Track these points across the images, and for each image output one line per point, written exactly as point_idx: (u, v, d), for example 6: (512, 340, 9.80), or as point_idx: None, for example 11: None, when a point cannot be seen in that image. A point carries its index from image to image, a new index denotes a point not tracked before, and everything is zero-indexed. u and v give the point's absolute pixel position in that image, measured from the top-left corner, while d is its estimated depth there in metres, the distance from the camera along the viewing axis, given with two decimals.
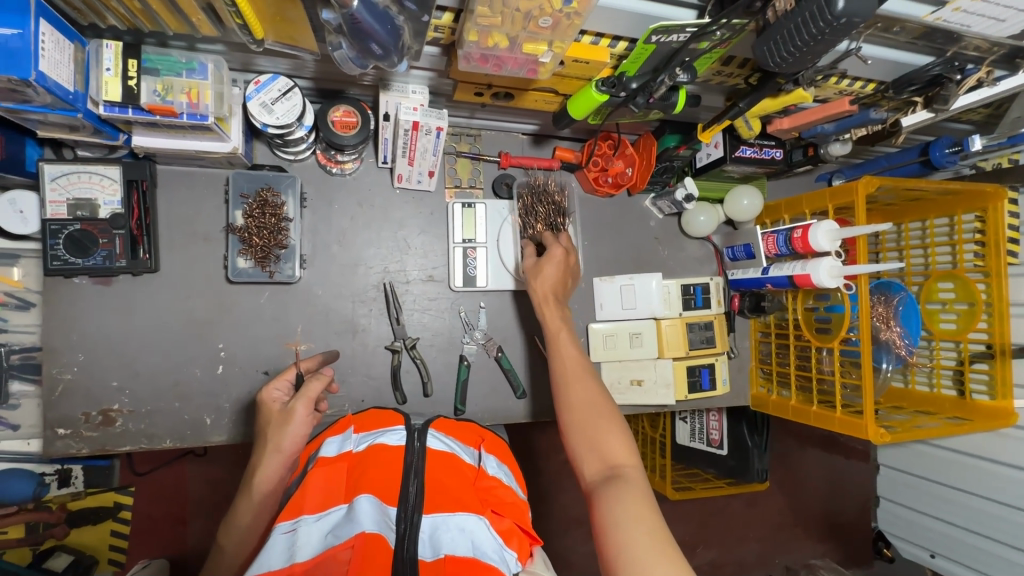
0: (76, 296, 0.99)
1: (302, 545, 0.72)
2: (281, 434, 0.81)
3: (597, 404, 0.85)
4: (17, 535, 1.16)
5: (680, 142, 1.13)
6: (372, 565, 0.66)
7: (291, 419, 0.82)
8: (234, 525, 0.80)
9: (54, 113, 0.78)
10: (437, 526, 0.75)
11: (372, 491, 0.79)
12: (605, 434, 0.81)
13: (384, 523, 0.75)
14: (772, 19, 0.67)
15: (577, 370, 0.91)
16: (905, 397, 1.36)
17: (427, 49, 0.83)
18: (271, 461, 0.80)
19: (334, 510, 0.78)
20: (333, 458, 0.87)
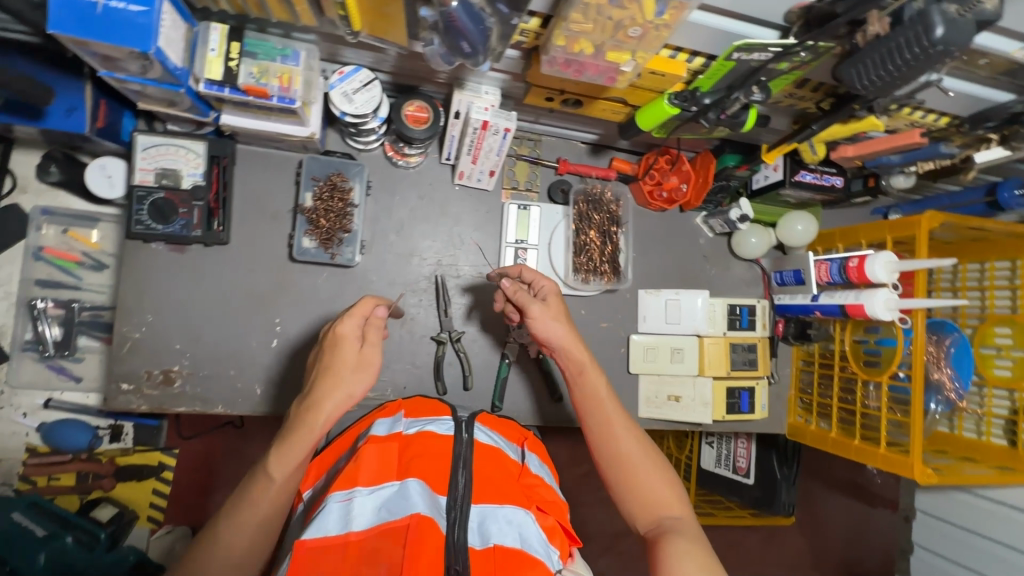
0: (152, 260, 1.05)
1: (357, 515, 0.73)
2: (352, 373, 0.75)
3: (645, 453, 0.86)
4: (67, 483, 1.20)
5: (740, 162, 1.14)
6: (429, 550, 0.67)
7: (366, 363, 0.77)
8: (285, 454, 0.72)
9: (161, 86, 0.85)
10: (485, 517, 0.76)
11: (421, 476, 0.80)
12: (658, 482, 0.84)
13: (435, 508, 0.75)
14: (861, 44, 0.68)
15: (619, 418, 0.88)
16: (950, 442, 1.30)
17: (509, 51, 0.87)
18: (338, 402, 0.74)
19: (388, 485, 0.78)
20: (384, 436, 0.88)
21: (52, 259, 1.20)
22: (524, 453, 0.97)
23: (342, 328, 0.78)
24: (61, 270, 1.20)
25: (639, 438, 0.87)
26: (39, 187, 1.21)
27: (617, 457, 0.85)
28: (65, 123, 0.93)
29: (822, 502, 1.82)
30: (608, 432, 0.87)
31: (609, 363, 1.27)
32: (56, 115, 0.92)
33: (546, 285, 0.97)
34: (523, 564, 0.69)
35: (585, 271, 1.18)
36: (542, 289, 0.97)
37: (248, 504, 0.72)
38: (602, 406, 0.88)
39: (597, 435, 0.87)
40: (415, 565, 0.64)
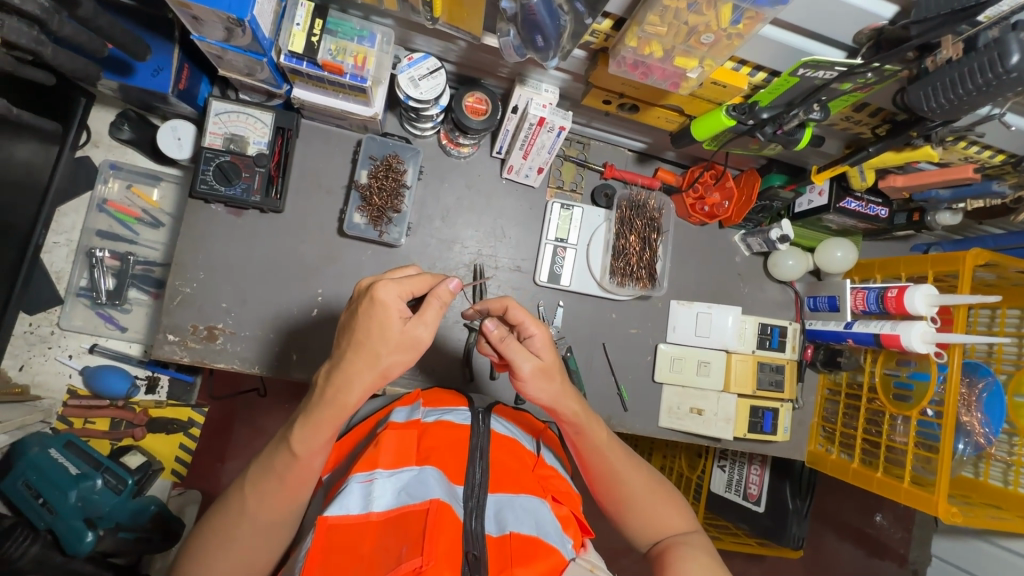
0: (210, 221, 1.10)
1: (377, 497, 0.71)
2: (388, 354, 0.69)
3: (649, 482, 0.89)
4: (101, 428, 1.25)
5: (787, 182, 1.14)
6: (447, 536, 0.66)
7: (414, 344, 0.70)
8: (309, 432, 0.70)
9: (245, 54, 0.90)
10: (502, 506, 0.76)
11: (439, 465, 0.79)
12: (664, 505, 0.87)
13: (454, 496, 0.74)
14: (930, 68, 0.71)
15: (618, 454, 0.89)
16: (973, 488, 1.27)
17: (576, 51, 0.90)
18: (372, 380, 0.70)
19: (406, 469, 0.76)
20: (403, 423, 0.84)
21: (114, 212, 1.27)
22: (539, 445, 0.96)
23: (384, 296, 0.68)
24: (121, 223, 1.27)
25: (640, 466, 0.90)
26: (111, 143, 1.29)
27: (623, 492, 0.87)
28: (151, 82, 0.99)
29: (832, 543, 1.78)
30: (611, 469, 0.88)
31: (634, 370, 1.27)
32: (145, 72, 0.98)
33: (537, 332, 0.83)
34: (540, 554, 0.68)
35: (621, 275, 1.19)
36: (533, 338, 0.83)
37: (274, 478, 0.72)
38: (601, 446, 0.88)
39: (601, 471, 0.88)
40: (435, 550, 0.63)
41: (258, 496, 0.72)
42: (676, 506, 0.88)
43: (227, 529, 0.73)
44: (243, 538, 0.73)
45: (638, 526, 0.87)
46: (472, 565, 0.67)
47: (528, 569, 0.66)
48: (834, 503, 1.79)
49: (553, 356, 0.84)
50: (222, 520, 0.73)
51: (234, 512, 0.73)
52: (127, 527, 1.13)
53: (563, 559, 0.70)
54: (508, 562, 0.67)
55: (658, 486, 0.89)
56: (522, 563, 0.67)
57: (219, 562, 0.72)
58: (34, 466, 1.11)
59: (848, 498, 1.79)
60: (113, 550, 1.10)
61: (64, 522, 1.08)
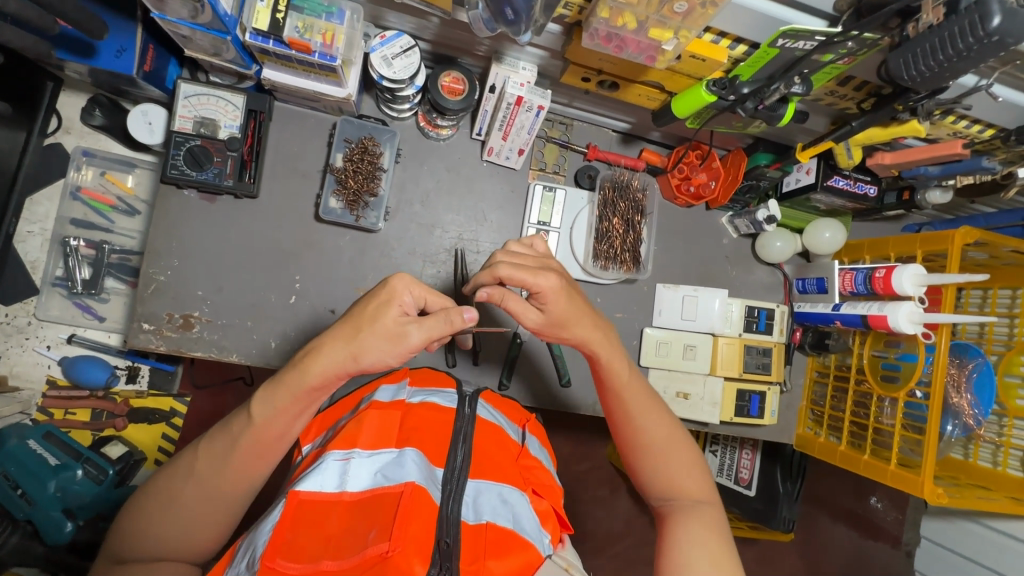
0: (184, 207, 1.07)
1: (353, 477, 0.70)
2: (364, 342, 0.69)
3: (670, 439, 0.87)
4: (83, 418, 1.25)
5: (772, 161, 1.11)
6: (418, 522, 0.64)
7: (398, 338, 0.70)
8: (269, 398, 0.72)
9: (209, 33, 0.87)
10: (480, 492, 0.74)
11: (420, 447, 0.76)
12: (680, 466, 0.86)
13: (431, 480, 0.72)
14: (911, 34, 0.69)
15: (641, 403, 0.87)
16: (963, 469, 1.26)
17: (551, 25, 0.87)
18: (342, 359, 0.70)
19: (386, 451, 0.74)
20: (387, 403, 0.83)
21: (88, 200, 1.24)
22: (524, 434, 0.94)
23: (396, 288, 0.71)
24: (95, 211, 1.24)
25: (665, 421, 0.88)
26: (83, 129, 1.27)
27: (638, 443, 0.87)
28: (115, 63, 0.96)
29: (823, 526, 1.77)
30: (629, 418, 0.87)
31: None
32: (107, 53, 0.95)
33: (540, 289, 0.78)
34: (513, 547, 0.68)
35: (604, 258, 1.17)
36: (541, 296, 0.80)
37: (227, 440, 0.72)
38: (623, 392, 0.87)
39: (621, 417, 0.88)
40: (403, 536, 0.62)
41: (211, 458, 0.73)
42: (694, 473, 0.86)
43: (174, 490, 0.72)
44: (190, 500, 0.72)
45: (650, 479, 0.87)
46: (444, 553, 0.65)
47: (502, 564, 0.66)
48: (825, 487, 1.78)
49: (564, 311, 0.80)
50: (171, 480, 0.73)
51: (183, 471, 0.73)
52: (107, 517, 1.13)
53: (537, 555, 0.70)
54: (480, 553, 0.67)
55: (681, 446, 0.87)
56: (496, 556, 0.67)
57: (162, 524, 0.71)
58: (12, 457, 1.11)
59: (840, 482, 1.78)
60: (94, 540, 1.11)
61: (44, 512, 1.08)
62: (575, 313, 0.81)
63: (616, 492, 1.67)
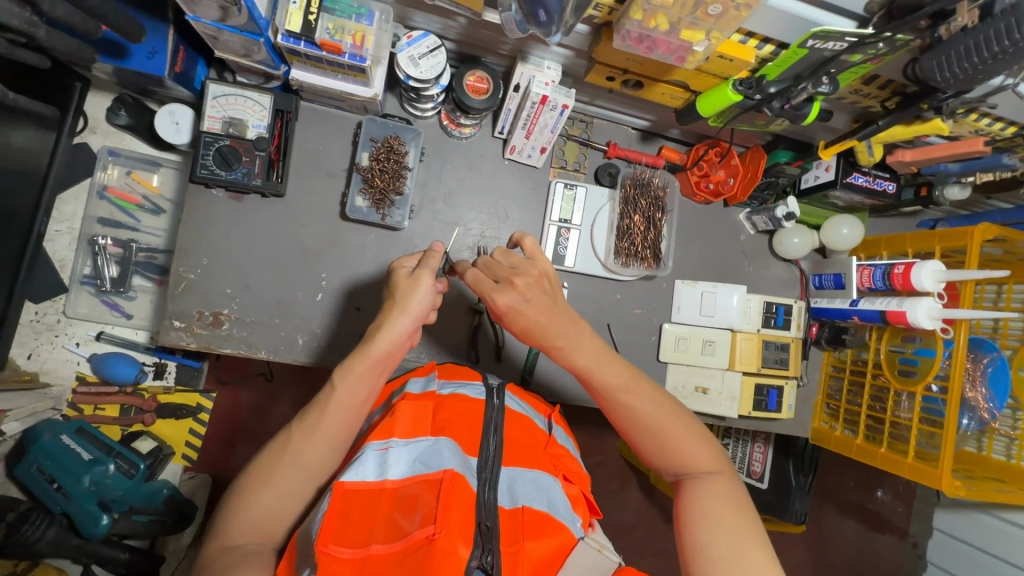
0: (212, 206, 1.09)
1: (392, 465, 0.71)
2: (411, 296, 0.78)
3: (665, 415, 0.83)
4: (111, 414, 1.26)
5: (793, 158, 1.13)
6: (459, 507, 0.66)
7: (416, 287, 0.78)
8: (348, 369, 0.76)
9: (241, 34, 0.89)
10: (515, 479, 0.75)
11: (454, 437, 0.78)
12: (682, 441, 0.82)
13: (467, 468, 0.74)
14: (944, 36, 0.70)
15: (624, 383, 0.84)
16: (977, 462, 1.28)
17: (579, 26, 0.88)
18: (398, 320, 0.77)
19: (422, 439, 0.76)
20: (418, 394, 0.84)
21: (115, 199, 1.26)
22: (551, 424, 0.95)
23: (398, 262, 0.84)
24: (122, 211, 1.26)
25: (656, 397, 0.84)
26: (108, 129, 1.29)
27: (631, 425, 0.83)
28: (147, 65, 0.97)
29: (834, 518, 1.79)
30: (615, 400, 0.84)
31: (639, 350, 1.27)
32: (140, 55, 0.97)
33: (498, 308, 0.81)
34: (549, 529, 0.70)
35: (625, 255, 1.19)
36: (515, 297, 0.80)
37: (315, 416, 0.76)
38: (605, 375, 0.84)
39: (608, 402, 0.84)
40: (446, 518, 0.63)
41: (301, 432, 0.75)
42: (700, 444, 0.82)
43: (268, 475, 0.73)
44: (284, 484, 0.73)
45: (655, 459, 0.83)
46: (485, 536, 0.66)
47: (539, 544, 0.68)
48: (836, 480, 1.80)
49: (536, 317, 0.81)
50: (264, 466, 0.75)
51: (280, 446, 0.75)
52: (139, 510, 1.15)
53: (571, 538, 0.71)
54: (519, 534, 0.68)
55: (678, 421, 0.83)
56: (534, 538, 0.68)
57: (255, 510, 0.72)
58: (47, 452, 1.12)
59: (851, 474, 1.80)
60: (127, 532, 1.14)
61: (78, 506, 1.10)
62: (544, 318, 0.81)
63: (628, 484, 1.69)
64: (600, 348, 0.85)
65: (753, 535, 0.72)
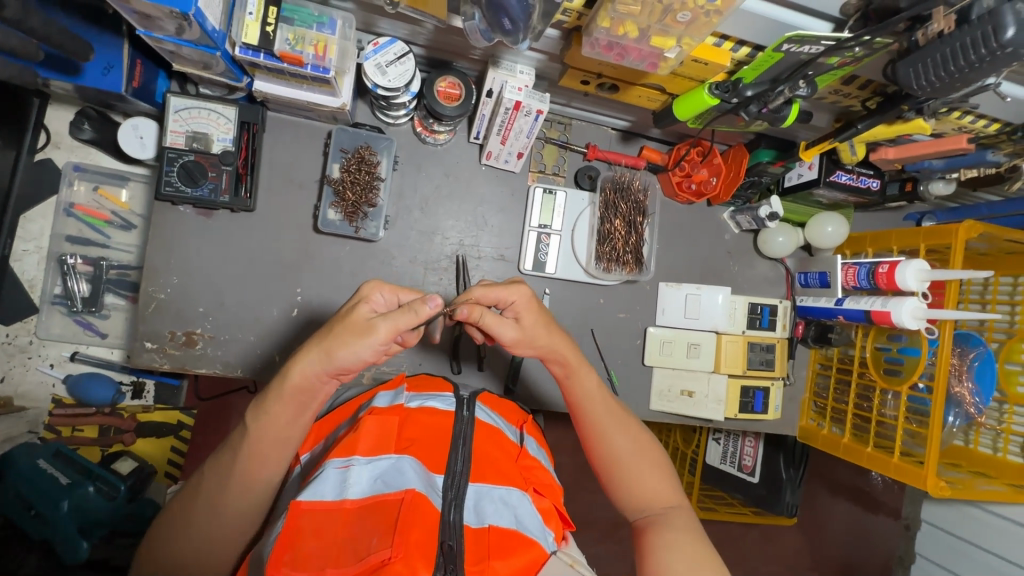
0: (179, 223, 1.06)
1: (353, 484, 0.69)
2: (346, 342, 0.69)
3: (637, 445, 0.85)
4: (91, 435, 1.25)
5: (775, 158, 1.09)
6: (417, 527, 0.63)
7: (367, 333, 0.70)
8: (262, 409, 0.72)
9: (197, 49, 0.85)
10: (482, 496, 0.73)
11: (419, 455, 0.76)
12: (651, 474, 0.84)
13: (431, 486, 0.72)
14: (920, 41, 0.68)
15: (609, 410, 0.86)
16: (964, 456, 1.27)
17: (549, 31, 0.85)
18: (317, 359, 0.70)
19: (384, 457, 0.73)
20: (385, 408, 0.82)
21: (83, 216, 1.23)
22: (523, 435, 0.93)
23: (367, 291, 0.77)
24: (91, 227, 1.23)
25: (634, 431, 0.86)
26: (72, 143, 1.25)
27: (609, 452, 0.84)
28: (103, 81, 0.94)
29: (823, 508, 1.80)
30: (599, 426, 0.85)
31: (624, 355, 1.26)
32: (94, 71, 0.93)
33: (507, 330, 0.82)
34: (517, 547, 0.67)
35: (607, 260, 1.16)
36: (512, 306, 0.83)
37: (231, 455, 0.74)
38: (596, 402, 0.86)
39: (589, 428, 0.86)
40: (406, 540, 0.62)
41: (217, 471, 0.74)
42: (667, 478, 0.84)
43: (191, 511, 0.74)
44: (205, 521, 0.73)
45: (623, 493, 0.84)
46: (447, 556, 0.65)
47: (506, 563, 0.65)
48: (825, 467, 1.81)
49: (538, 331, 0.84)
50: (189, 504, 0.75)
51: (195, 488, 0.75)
52: (123, 533, 1.14)
53: (542, 553, 0.69)
54: (484, 553, 0.66)
55: (652, 454, 0.86)
56: (500, 556, 0.66)
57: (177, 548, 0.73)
58: (24, 478, 1.11)
59: (839, 463, 1.81)
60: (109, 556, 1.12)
61: (59, 532, 1.08)
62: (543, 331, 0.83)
63: None
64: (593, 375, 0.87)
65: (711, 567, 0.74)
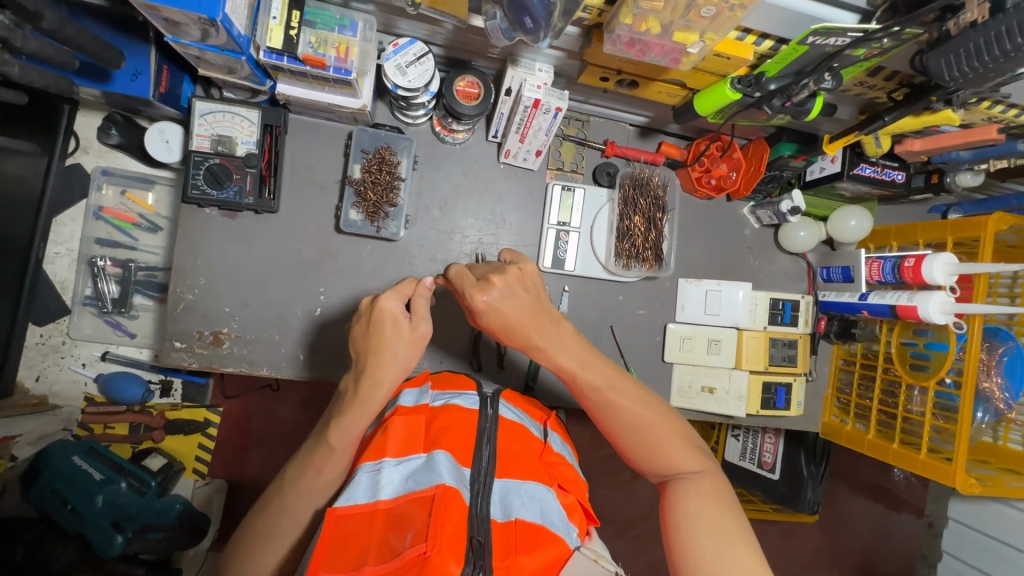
0: (206, 225, 1.08)
1: (385, 485, 0.71)
2: (408, 349, 0.81)
3: (649, 415, 0.82)
4: (122, 432, 1.29)
5: (797, 152, 1.08)
6: (449, 522, 0.64)
7: (421, 338, 0.82)
8: (345, 425, 0.78)
9: (223, 54, 0.86)
10: (509, 491, 0.73)
11: (448, 448, 0.76)
12: (669, 442, 0.80)
13: (461, 480, 0.71)
14: (952, 31, 0.67)
15: (614, 384, 0.83)
16: (993, 453, 1.22)
17: (569, 28, 0.85)
18: (395, 374, 0.80)
19: (415, 456, 0.75)
20: (411, 408, 0.84)
21: (112, 219, 1.26)
22: (546, 431, 0.93)
23: (387, 305, 0.81)
24: (119, 230, 1.26)
25: (639, 396, 0.83)
26: (100, 148, 1.29)
27: (622, 427, 0.82)
28: (131, 87, 0.97)
29: (845, 504, 1.78)
30: (605, 400, 0.82)
31: (643, 351, 1.25)
32: (123, 78, 0.96)
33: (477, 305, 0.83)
34: (544, 542, 0.67)
35: (626, 256, 1.16)
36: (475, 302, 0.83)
37: (313, 471, 0.78)
38: (591, 378, 0.83)
39: (595, 402, 0.83)
40: (439, 535, 0.62)
41: (300, 492, 0.77)
42: (685, 443, 0.81)
43: (272, 528, 0.76)
44: (285, 538, 0.76)
45: (644, 461, 0.81)
46: (477, 551, 0.64)
47: (533, 558, 0.65)
48: (847, 465, 1.79)
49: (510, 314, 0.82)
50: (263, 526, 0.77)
51: (277, 510, 0.77)
52: (154, 528, 1.16)
53: (566, 549, 0.69)
54: (511, 548, 0.66)
55: (663, 421, 0.82)
56: (527, 551, 0.66)
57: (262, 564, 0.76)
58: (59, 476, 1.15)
59: (862, 460, 1.78)
60: (142, 550, 1.15)
61: (92, 527, 1.12)
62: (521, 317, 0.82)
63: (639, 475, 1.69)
64: (583, 348, 0.85)
65: (737, 532, 0.71)
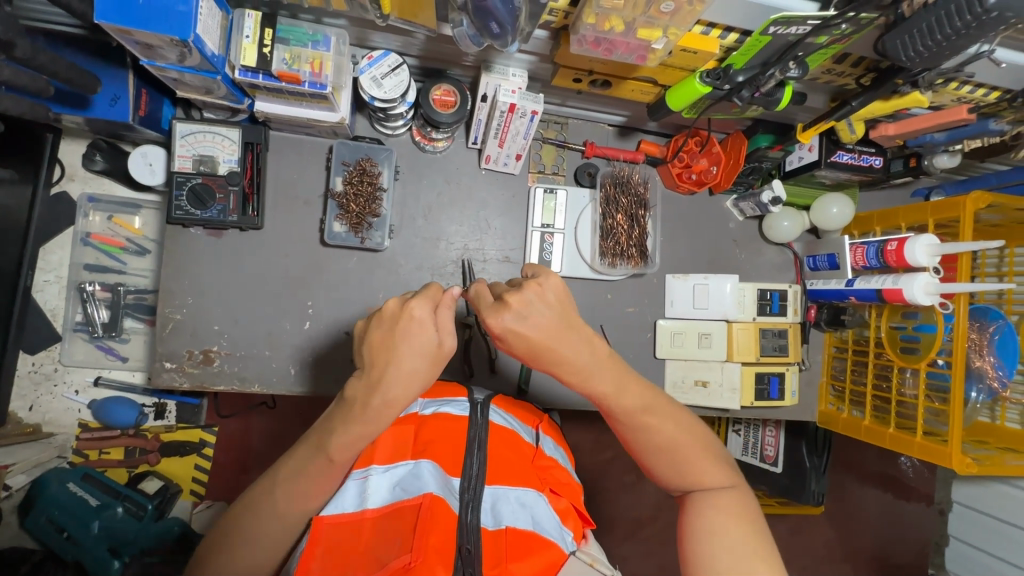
0: (191, 244, 1.09)
1: (372, 494, 0.72)
2: (430, 366, 0.70)
3: (679, 430, 0.79)
4: (117, 457, 1.30)
5: (773, 142, 1.10)
6: (435, 532, 0.64)
7: (442, 354, 0.70)
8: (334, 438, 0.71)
9: (199, 74, 0.88)
10: (498, 498, 0.73)
11: (436, 457, 0.76)
12: (698, 457, 0.78)
13: (448, 489, 0.72)
14: (907, 13, 0.68)
15: (644, 399, 0.78)
16: (991, 433, 1.21)
17: (538, 31, 0.87)
18: (402, 386, 0.69)
19: (401, 464, 0.75)
20: (401, 419, 0.84)
21: (99, 245, 1.27)
22: (539, 435, 0.92)
23: (416, 308, 0.69)
24: (107, 255, 1.27)
25: (671, 413, 0.79)
26: (86, 175, 1.32)
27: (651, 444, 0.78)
28: (111, 112, 0.98)
29: (852, 495, 1.77)
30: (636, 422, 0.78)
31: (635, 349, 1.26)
32: (102, 103, 0.98)
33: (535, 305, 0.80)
34: (534, 548, 0.67)
35: (611, 255, 1.17)
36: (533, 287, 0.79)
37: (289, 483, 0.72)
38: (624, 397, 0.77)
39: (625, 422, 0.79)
40: (424, 546, 0.62)
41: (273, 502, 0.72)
42: (712, 459, 0.79)
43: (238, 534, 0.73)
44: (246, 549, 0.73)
45: (666, 474, 0.79)
46: (465, 560, 0.65)
47: (522, 565, 0.65)
48: (852, 455, 1.77)
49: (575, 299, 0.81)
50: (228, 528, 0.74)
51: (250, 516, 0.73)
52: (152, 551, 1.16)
53: (560, 553, 0.68)
54: (500, 556, 0.65)
55: (690, 437, 0.79)
56: (516, 558, 0.65)
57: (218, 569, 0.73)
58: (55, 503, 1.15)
59: (867, 449, 1.77)
60: None
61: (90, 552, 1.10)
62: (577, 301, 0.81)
63: (643, 476, 1.67)
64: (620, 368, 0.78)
65: (759, 550, 0.70)
